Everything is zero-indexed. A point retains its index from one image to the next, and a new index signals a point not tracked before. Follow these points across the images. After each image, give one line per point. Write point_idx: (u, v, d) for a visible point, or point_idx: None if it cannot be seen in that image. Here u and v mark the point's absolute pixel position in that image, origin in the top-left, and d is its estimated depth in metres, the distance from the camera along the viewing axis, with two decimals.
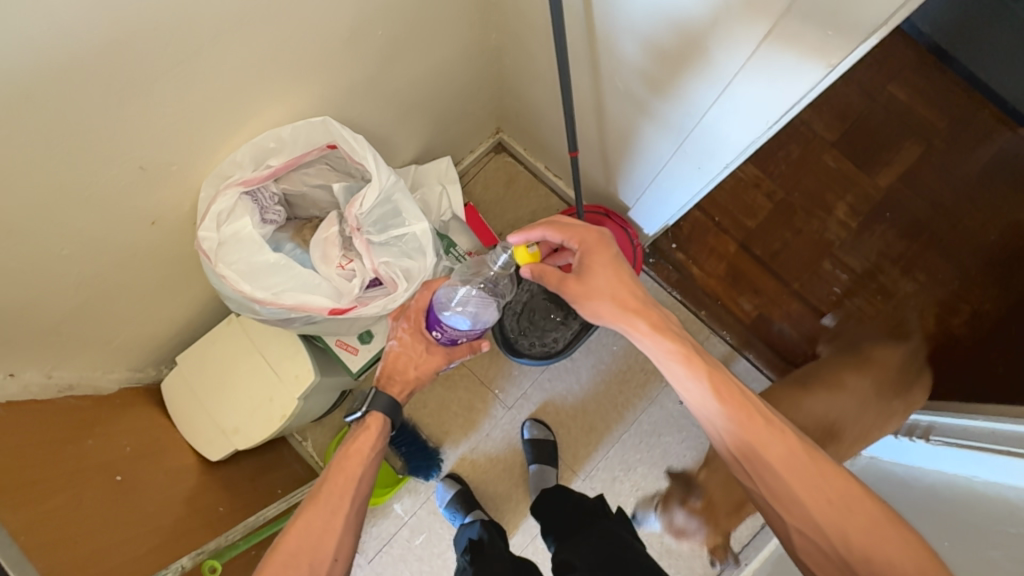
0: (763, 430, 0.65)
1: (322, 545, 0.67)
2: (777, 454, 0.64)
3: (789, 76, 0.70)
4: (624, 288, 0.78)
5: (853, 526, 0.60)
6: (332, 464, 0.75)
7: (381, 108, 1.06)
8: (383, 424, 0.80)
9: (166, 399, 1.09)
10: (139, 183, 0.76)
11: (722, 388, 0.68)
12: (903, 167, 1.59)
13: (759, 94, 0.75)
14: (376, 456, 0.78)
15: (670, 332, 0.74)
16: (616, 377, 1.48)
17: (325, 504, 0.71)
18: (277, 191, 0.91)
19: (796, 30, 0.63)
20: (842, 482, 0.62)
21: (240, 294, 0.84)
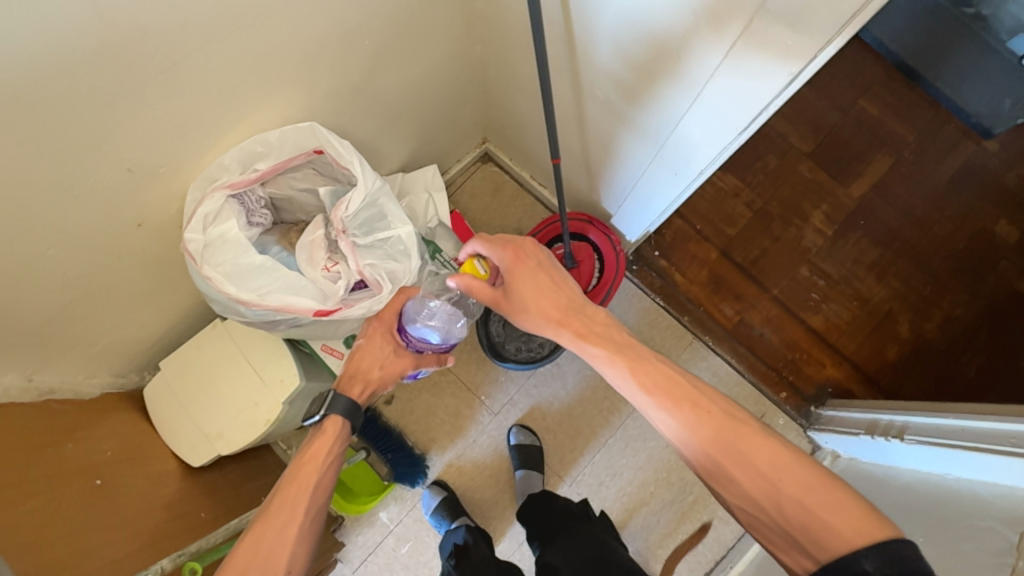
0: (686, 412, 0.69)
1: (272, 561, 0.66)
2: (702, 433, 0.67)
3: (757, 83, 0.73)
4: (544, 299, 0.81)
5: (788, 496, 0.62)
6: (287, 472, 0.73)
7: (369, 116, 1.08)
8: (342, 426, 0.77)
9: (148, 404, 1.09)
10: (126, 185, 0.77)
11: (646, 380, 0.72)
12: (875, 177, 1.66)
13: (729, 101, 0.79)
14: (332, 461, 0.75)
15: (593, 334, 0.78)
16: (602, 382, 1.50)
17: (276, 518, 0.68)
18: (263, 195, 0.92)
19: (760, 38, 0.67)
20: (772, 453, 0.64)
21: (226, 296, 0.85)
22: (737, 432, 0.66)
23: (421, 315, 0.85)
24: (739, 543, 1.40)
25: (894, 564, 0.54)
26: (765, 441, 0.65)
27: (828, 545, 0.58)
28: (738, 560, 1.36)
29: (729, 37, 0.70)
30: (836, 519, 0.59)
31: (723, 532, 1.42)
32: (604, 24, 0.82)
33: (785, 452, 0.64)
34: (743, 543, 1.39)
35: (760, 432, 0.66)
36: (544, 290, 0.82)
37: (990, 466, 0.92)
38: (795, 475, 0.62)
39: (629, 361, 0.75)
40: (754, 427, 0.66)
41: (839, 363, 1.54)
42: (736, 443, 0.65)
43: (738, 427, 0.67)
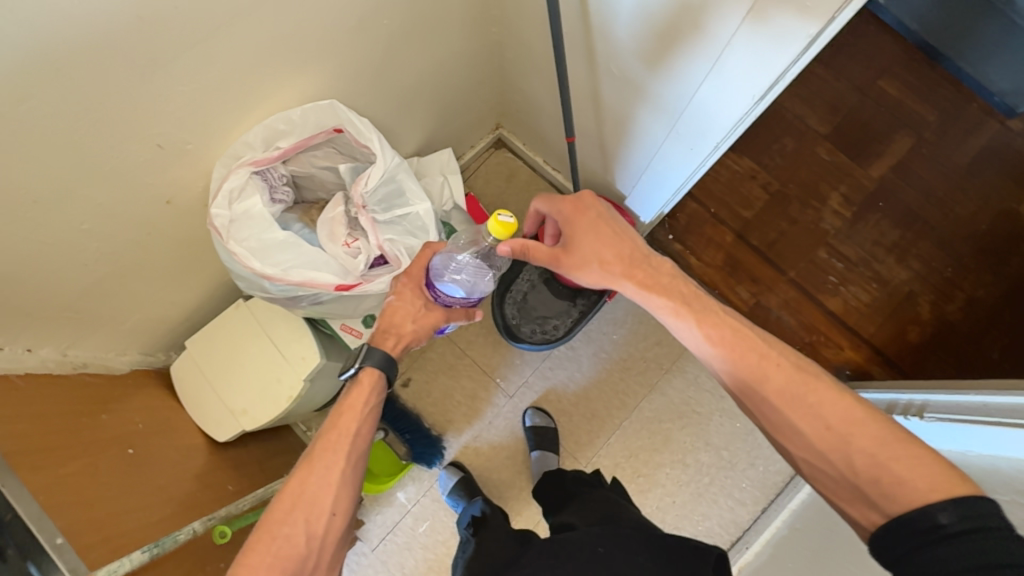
0: (757, 364, 0.70)
1: (317, 502, 0.70)
2: (771, 385, 0.68)
3: (776, 49, 0.73)
4: (608, 250, 0.82)
5: (859, 447, 0.62)
6: (327, 420, 0.76)
7: (386, 99, 1.10)
8: (377, 377, 0.80)
9: (175, 381, 1.12)
10: (156, 161, 0.80)
11: (714, 333, 0.74)
12: (895, 158, 1.63)
13: (745, 69, 0.79)
14: (370, 410, 0.77)
15: (659, 287, 0.80)
16: (617, 365, 1.50)
17: (319, 462, 0.72)
18: (285, 173, 0.94)
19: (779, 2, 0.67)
20: (843, 408, 0.64)
21: (250, 270, 0.87)
22: (807, 385, 0.67)
23: (449, 270, 0.86)
24: (756, 524, 1.39)
25: (971, 518, 0.52)
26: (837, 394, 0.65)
27: (899, 497, 0.57)
28: (755, 541, 1.37)
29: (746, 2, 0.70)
30: (909, 473, 0.58)
31: (739, 514, 1.42)
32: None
33: (857, 408, 0.64)
34: (760, 524, 1.39)
35: (830, 387, 0.67)
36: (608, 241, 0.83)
37: (1012, 441, 0.91)
38: (866, 430, 0.62)
39: (695, 314, 0.76)
40: (827, 382, 0.67)
41: (858, 346, 1.52)
42: (804, 395, 0.66)
43: (806, 378, 0.68)
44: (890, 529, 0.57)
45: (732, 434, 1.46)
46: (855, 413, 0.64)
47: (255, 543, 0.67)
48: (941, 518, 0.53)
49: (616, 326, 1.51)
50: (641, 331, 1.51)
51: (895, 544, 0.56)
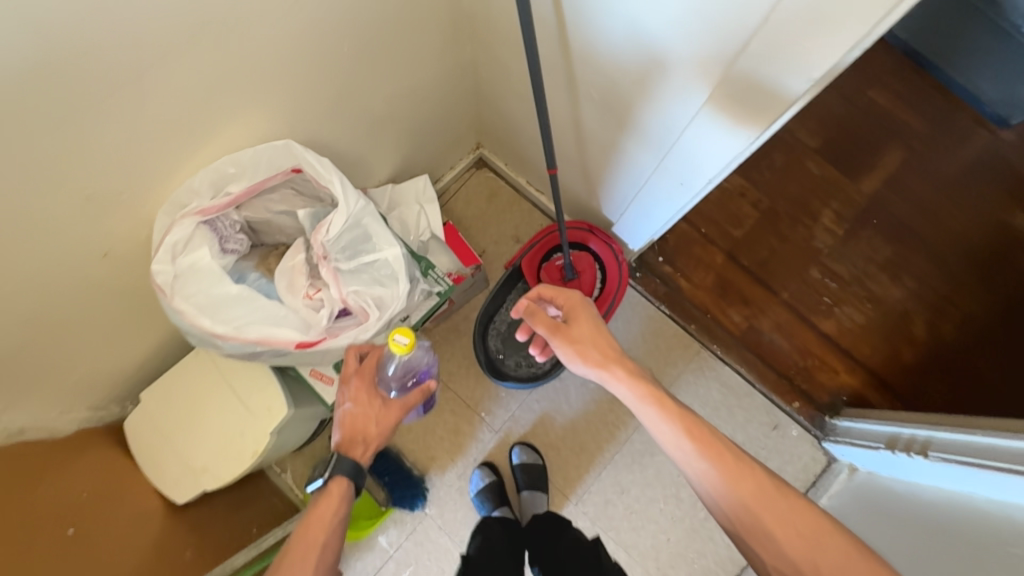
0: (735, 474, 0.74)
1: None
2: (748, 491, 0.73)
3: (774, 83, 0.66)
4: (601, 341, 0.91)
5: (825, 558, 0.66)
6: (288, 542, 0.68)
7: (353, 126, 1.02)
8: (348, 488, 0.73)
9: (129, 439, 1.03)
10: (86, 215, 0.71)
11: (695, 431, 0.79)
12: (887, 171, 1.59)
13: (737, 104, 0.72)
14: (339, 524, 0.71)
15: (643, 378, 0.87)
16: (607, 396, 1.44)
17: None
18: (238, 219, 0.86)
19: (773, 33, 0.60)
20: (810, 518, 0.70)
21: (200, 330, 0.79)
22: (783, 496, 0.72)
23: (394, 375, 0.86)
24: None
25: None
26: (779, 498, 0.72)
27: None
28: None
29: (738, 30, 0.63)
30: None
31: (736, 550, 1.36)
32: (599, 23, 0.76)
33: (825, 524, 0.69)
34: None
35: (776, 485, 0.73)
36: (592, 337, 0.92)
37: (1010, 486, 0.87)
38: (807, 523, 0.70)
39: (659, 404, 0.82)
40: (762, 478, 0.74)
41: (854, 370, 1.47)
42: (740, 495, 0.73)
43: (748, 475, 0.74)
44: None
45: None
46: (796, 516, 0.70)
47: None
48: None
49: None
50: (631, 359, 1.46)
51: None
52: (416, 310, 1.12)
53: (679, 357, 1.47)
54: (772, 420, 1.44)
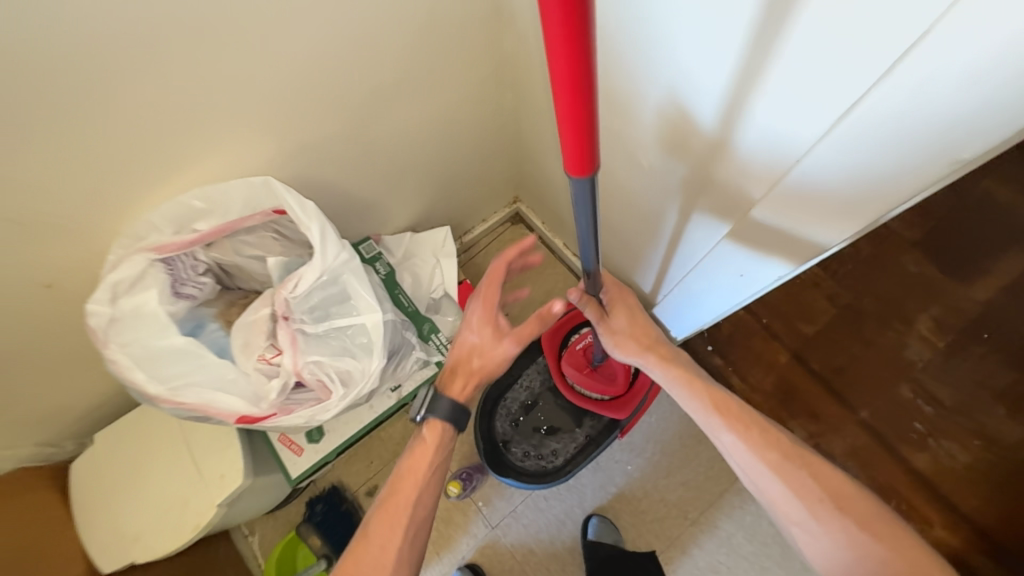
0: (762, 442, 0.67)
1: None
2: (772, 458, 0.66)
3: (899, 174, 0.46)
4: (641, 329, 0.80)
5: (860, 537, 0.60)
6: (386, 488, 0.72)
7: (368, 169, 0.92)
8: (442, 433, 0.75)
9: (72, 486, 0.92)
10: (20, 247, 0.61)
11: (722, 404, 0.71)
12: (1010, 278, 1.30)
13: (840, 196, 0.52)
14: (433, 473, 0.73)
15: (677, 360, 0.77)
16: (629, 507, 1.21)
17: (371, 544, 0.68)
18: (204, 259, 0.73)
19: (904, 109, 0.40)
20: (848, 501, 0.62)
21: (133, 387, 0.66)
22: (817, 474, 0.64)
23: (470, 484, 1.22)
24: None
25: None
26: (844, 507, 0.62)
27: None
28: None
29: (839, 103, 0.44)
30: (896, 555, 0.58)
31: None
32: (655, 75, 0.59)
33: (868, 508, 0.62)
34: None
35: (790, 442, 0.67)
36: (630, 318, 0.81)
37: None
38: (873, 529, 0.60)
39: (661, 355, 0.78)
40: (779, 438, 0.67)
41: (955, 525, 1.15)
42: (791, 485, 0.64)
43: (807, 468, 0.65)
44: None
45: None
46: (807, 466, 0.65)
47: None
48: None
49: (632, 456, 1.23)
50: (663, 466, 1.23)
51: None
52: (409, 379, 0.96)
53: (723, 473, 1.21)
54: None
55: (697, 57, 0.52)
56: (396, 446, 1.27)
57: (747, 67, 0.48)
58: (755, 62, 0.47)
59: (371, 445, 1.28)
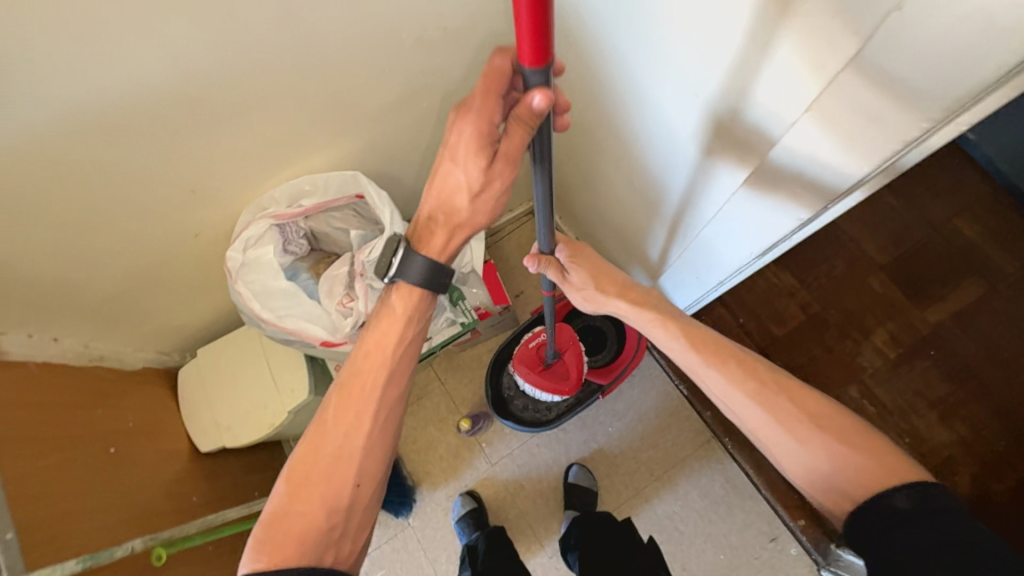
0: (740, 368, 0.81)
1: (338, 471, 0.74)
2: (748, 385, 0.79)
3: (793, 202, 0.72)
4: (612, 279, 0.94)
5: (832, 443, 0.72)
6: (353, 360, 0.79)
7: (423, 165, 1.16)
8: (412, 298, 0.77)
9: (179, 385, 1.21)
10: (188, 203, 0.88)
11: (696, 341, 0.85)
12: (961, 305, 1.49)
13: (773, 206, 0.75)
14: (398, 347, 0.78)
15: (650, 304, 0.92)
16: (606, 460, 1.46)
17: (339, 425, 0.75)
18: (304, 227, 0.99)
19: (801, 152, 0.64)
20: (819, 410, 0.75)
21: (250, 311, 0.94)
22: (787, 391, 0.78)
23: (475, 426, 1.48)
24: None
25: (922, 503, 0.63)
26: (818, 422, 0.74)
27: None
28: None
29: (766, 145, 0.67)
30: (863, 460, 0.70)
31: None
32: (652, 118, 0.84)
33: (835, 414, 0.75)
34: None
35: (768, 373, 0.80)
36: (590, 270, 0.93)
37: None
38: (848, 439, 0.72)
39: (631, 299, 0.93)
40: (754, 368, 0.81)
41: None
42: (767, 409, 0.77)
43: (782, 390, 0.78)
44: (862, 519, 0.66)
45: (714, 565, 1.37)
46: (787, 394, 0.78)
47: (291, 475, 0.74)
48: (894, 500, 0.64)
49: (613, 419, 1.48)
50: (637, 430, 1.48)
51: (865, 531, 0.65)
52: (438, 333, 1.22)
53: (687, 441, 1.45)
54: (771, 532, 1.37)
55: (682, 107, 0.76)
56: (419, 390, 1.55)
57: (712, 118, 0.72)
58: (716, 116, 0.71)
59: None
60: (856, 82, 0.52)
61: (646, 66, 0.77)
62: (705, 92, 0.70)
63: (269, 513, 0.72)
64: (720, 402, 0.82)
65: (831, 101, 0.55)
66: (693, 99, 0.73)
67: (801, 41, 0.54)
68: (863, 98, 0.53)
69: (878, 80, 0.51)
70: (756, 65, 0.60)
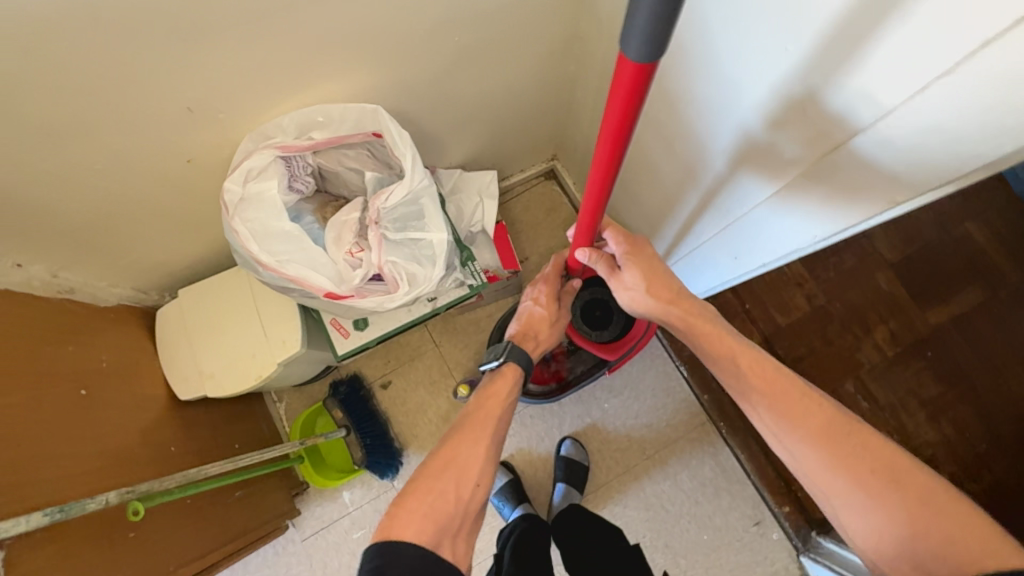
0: (801, 402, 0.73)
1: (465, 473, 0.87)
2: (813, 423, 0.71)
3: (867, 197, 0.63)
4: (658, 283, 0.90)
5: (905, 504, 0.63)
6: (475, 402, 0.99)
7: (443, 109, 1.06)
8: (515, 373, 1.04)
9: (157, 326, 1.11)
10: (183, 123, 0.77)
11: (756, 367, 0.79)
12: (961, 310, 1.49)
13: (815, 212, 0.71)
14: (508, 400, 1.00)
15: (703, 320, 0.87)
16: (598, 436, 1.44)
17: (464, 440, 0.91)
18: (312, 163, 0.89)
19: (859, 164, 0.60)
20: (898, 462, 0.66)
21: (247, 253, 0.85)
22: (860, 439, 0.69)
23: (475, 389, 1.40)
24: None
25: None
26: (896, 483, 0.65)
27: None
28: None
29: (824, 146, 0.62)
30: (958, 532, 0.59)
31: None
32: (711, 79, 0.73)
33: (910, 470, 0.65)
34: None
35: (835, 415, 0.71)
36: (644, 274, 0.91)
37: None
38: (923, 504, 0.63)
39: (686, 310, 0.88)
40: (830, 414, 0.71)
41: None
42: (833, 457, 0.69)
43: (849, 439, 0.69)
44: None
45: (695, 544, 1.38)
46: (841, 424, 0.70)
47: (411, 490, 0.83)
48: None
49: (610, 396, 1.46)
50: (633, 408, 1.46)
51: None
52: (444, 294, 1.13)
53: (682, 423, 1.44)
54: (756, 515, 1.39)
55: (748, 74, 0.65)
56: (412, 351, 1.48)
57: (769, 108, 0.65)
58: (774, 106, 0.65)
59: (392, 347, 1.48)
60: (930, 109, 0.48)
61: (710, 32, 0.68)
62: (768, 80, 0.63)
63: (398, 504, 0.81)
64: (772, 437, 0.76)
65: (903, 120, 0.51)
66: (754, 82, 0.65)
67: (888, 53, 0.48)
68: (933, 128, 0.49)
69: (950, 114, 0.47)
70: (855, 39, 0.50)
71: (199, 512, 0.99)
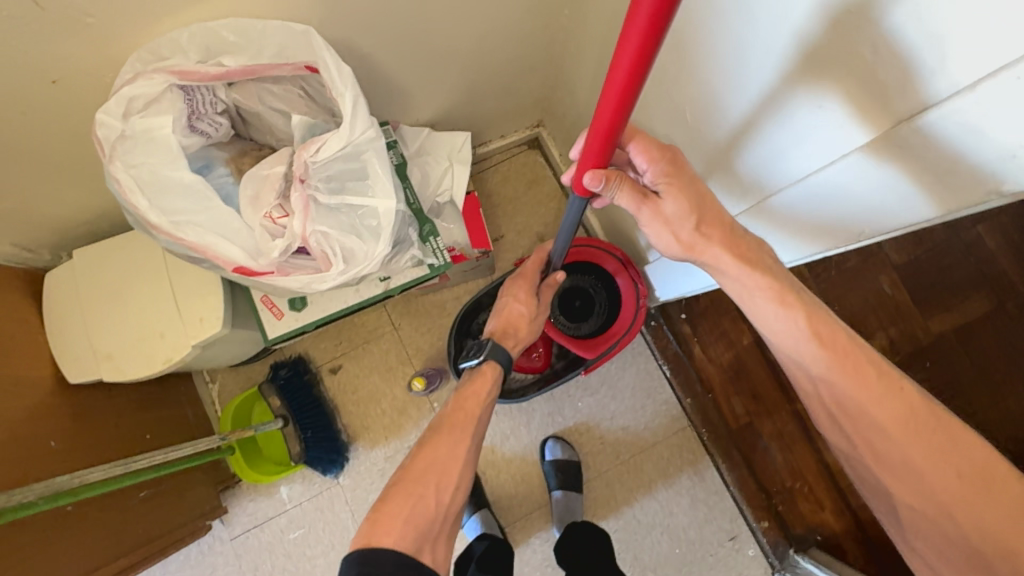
0: (879, 382, 0.58)
1: (448, 471, 0.74)
2: (887, 412, 0.57)
3: (939, 186, 0.46)
4: (706, 211, 0.69)
5: (993, 511, 0.51)
6: (449, 404, 0.83)
7: (404, 47, 0.86)
8: (496, 370, 0.89)
9: (45, 293, 0.91)
10: (35, 26, 0.56)
11: (826, 332, 0.62)
12: (964, 320, 1.38)
13: (861, 202, 0.56)
14: (490, 399, 0.85)
15: (761, 265, 0.66)
16: (569, 437, 1.31)
17: (447, 435, 0.78)
18: (224, 98, 0.71)
19: (903, 157, 0.47)
20: (984, 462, 0.53)
21: (132, 210, 0.66)
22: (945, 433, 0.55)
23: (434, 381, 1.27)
24: None
25: None
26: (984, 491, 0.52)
27: None
28: None
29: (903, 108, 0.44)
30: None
31: None
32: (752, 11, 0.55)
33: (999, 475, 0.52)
34: None
35: (921, 401, 0.56)
36: (692, 203, 0.69)
37: None
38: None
39: (740, 252, 0.67)
40: (909, 398, 0.57)
41: (840, 512, 1.24)
42: (915, 456, 0.55)
43: (939, 436, 0.55)
44: None
45: (666, 558, 1.27)
46: (919, 407, 0.56)
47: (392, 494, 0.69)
48: None
49: (584, 394, 1.33)
50: (609, 408, 1.33)
51: None
52: (399, 274, 0.96)
53: (661, 428, 1.32)
54: (732, 529, 1.28)
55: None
56: (367, 333, 1.31)
57: (835, 51, 0.48)
58: (842, 45, 0.47)
59: (344, 327, 1.31)
60: None
61: None
62: (831, 19, 0.47)
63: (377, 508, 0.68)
64: (831, 421, 0.62)
65: None
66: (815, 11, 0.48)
67: None
68: (1007, 117, 0.37)
69: None
70: None
71: (82, 528, 0.84)
